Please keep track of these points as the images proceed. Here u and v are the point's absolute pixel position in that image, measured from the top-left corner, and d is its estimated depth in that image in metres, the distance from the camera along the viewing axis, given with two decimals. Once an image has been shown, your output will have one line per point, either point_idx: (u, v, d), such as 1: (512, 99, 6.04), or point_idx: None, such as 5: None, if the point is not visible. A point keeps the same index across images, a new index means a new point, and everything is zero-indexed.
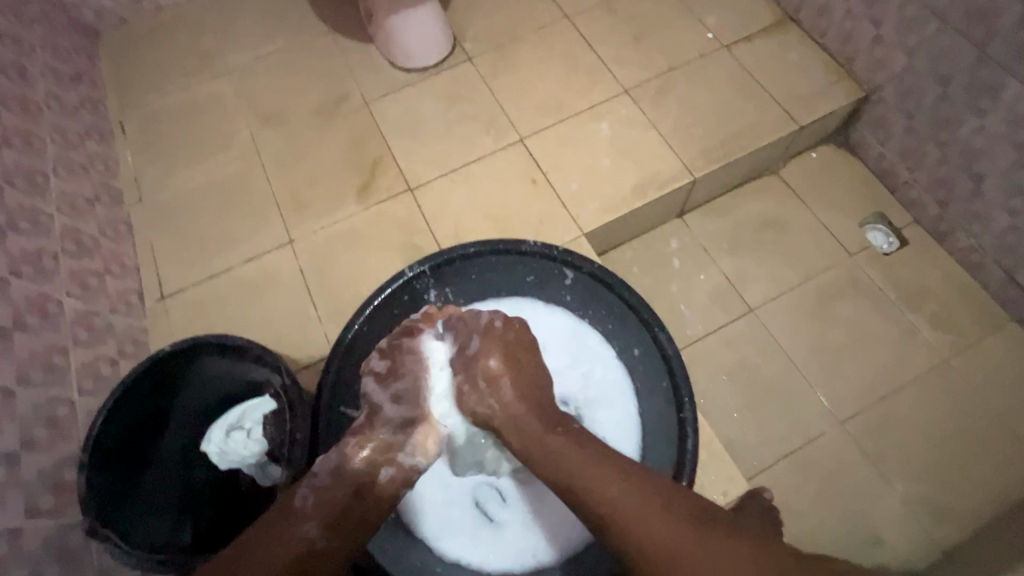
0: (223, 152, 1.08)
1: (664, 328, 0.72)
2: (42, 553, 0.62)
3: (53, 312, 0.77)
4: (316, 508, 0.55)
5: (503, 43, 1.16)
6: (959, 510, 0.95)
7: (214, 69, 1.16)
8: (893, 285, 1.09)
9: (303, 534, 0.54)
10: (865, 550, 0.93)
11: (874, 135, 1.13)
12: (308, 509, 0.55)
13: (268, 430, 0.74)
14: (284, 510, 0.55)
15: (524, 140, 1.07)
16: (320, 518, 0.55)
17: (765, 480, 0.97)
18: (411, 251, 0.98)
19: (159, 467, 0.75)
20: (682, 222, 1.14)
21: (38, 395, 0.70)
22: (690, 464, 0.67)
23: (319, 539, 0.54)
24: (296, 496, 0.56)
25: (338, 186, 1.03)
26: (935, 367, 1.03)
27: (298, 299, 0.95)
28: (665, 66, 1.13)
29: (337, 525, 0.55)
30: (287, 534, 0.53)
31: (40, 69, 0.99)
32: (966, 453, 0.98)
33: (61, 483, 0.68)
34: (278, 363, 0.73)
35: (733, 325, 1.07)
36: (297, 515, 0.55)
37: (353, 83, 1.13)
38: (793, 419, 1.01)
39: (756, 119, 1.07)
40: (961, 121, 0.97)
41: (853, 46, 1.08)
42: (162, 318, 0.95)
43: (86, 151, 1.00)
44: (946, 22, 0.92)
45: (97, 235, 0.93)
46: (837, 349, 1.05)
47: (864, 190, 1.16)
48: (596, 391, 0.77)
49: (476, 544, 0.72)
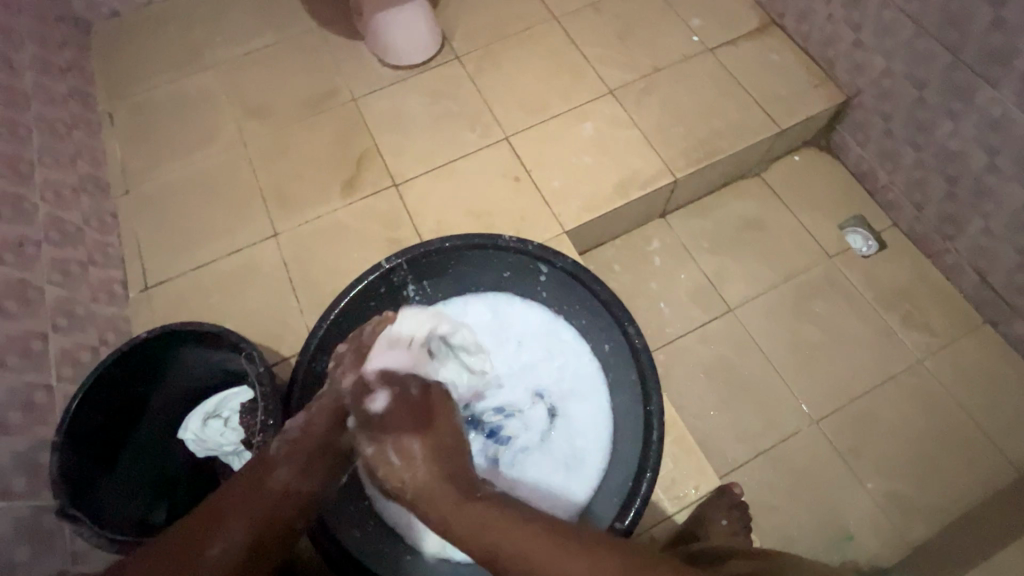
0: (209, 146, 1.08)
1: (634, 323, 0.71)
2: (14, 534, 0.63)
3: (33, 298, 0.78)
4: (287, 457, 0.60)
5: (490, 42, 1.17)
6: (930, 508, 0.96)
7: (203, 63, 1.17)
8: (869, 286, 1.10)
9: (279, 481, 0.59)
10: (836, 546, 0.94)
11: (854, 138, 1.15)
12: (283, 458, 0.60)
13: (244, 419, 0.76)
14: (263, 463, 0.60)
15: (508, 138, 1.08)
16: (291, 465, 0.60)
17: (740, 477, 0.98)
18: (393, 245, 0.99)
19: (133, 452, 0.76)
20: (664, 222, 1.16)
21: (15, 379, 0.71)
22: (654, 458, 0.65)
23: (292, 481, 0.59)
24: (272, 446, 0.62)
25: (322, 180, 1.05)
26: (910, 367, 1.05)
27: (281, 291, 0.96)
28: (650, 68, 1.14)
29: (307, 470, 0.61)
30: (262, 479, 0.59)
31: (28, 59, 1.00)
32: (936, 452, 1.00)
33: (36, 466, 0.69)
34: (252, 352, 0.74)
35: (712, 323, 1.08)
36: (271, 466, 0.60)
37: (341, 79, 1.14)
38: (768, 416, 1.02)
39: (737, 121, 1.09)
40: (936, 125, 0.98)
41: (834, 50, 1.10)
42: (144, 307, 0.95)
43: (72, 141, 1.01)
44: (922, 27, 0.94)
45: (81, 225, 0.94)
46: (813, 348, 1.07)
47: (844, 192, 1.18)
48: (571, 384, 0.79)
49: (446, 535, 0.73)
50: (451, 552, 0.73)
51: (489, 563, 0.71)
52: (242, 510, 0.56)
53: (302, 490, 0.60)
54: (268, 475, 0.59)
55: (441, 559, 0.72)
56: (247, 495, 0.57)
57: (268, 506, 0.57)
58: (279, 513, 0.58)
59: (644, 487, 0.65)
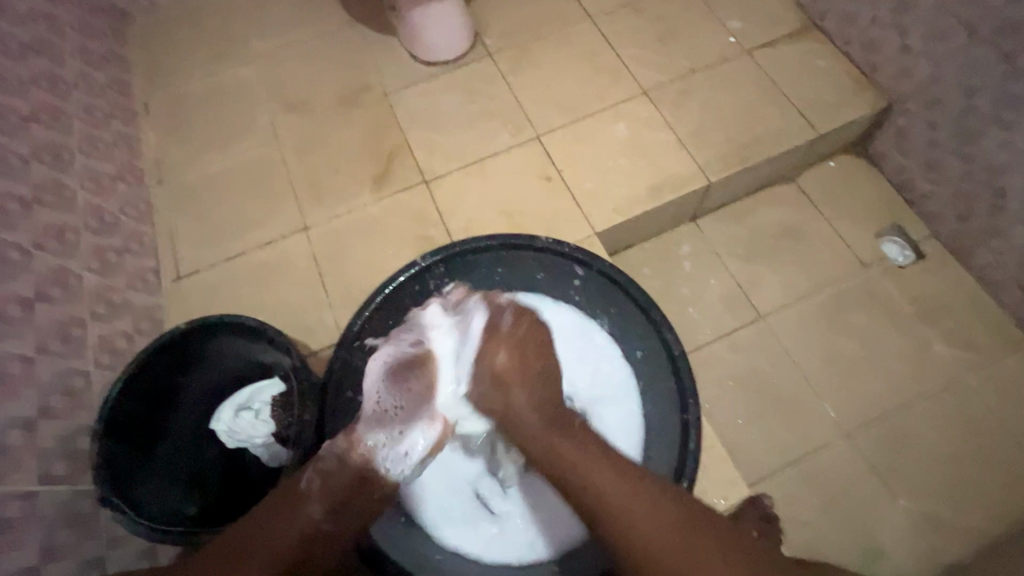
0: (243, 137, 1.09)
1: (673, 330, 0.73)
2: (56, 519, 0.64)
3: (73, 285, 0.79)
4: (320, 492, 0.58)
5: (524, 39, 1.16)
6: (963, 527, 0.94)
7: (238, 56, 1.17)
8: (907, 298, 1.08)
9: (308, 518, 0.58)
10: (865, 563, 0.93)
11: (895, 146, 1.12)
12: (312, 493, 0.58)
13: (276, 412, 0.76)
14: (292, 494, 0.59)
15: (541, 137, 1.07)
16: (324, 501, 0.58)
17: (768, 488, 0.97)
18: (424, 242, 0.99)
19: (170, 442, 0.77)
20: (695, 226, 1.14)
21: (57, 365, 0.72)
22: (692, 464, 0.68)
23: (322, 521, 0.58)
24: (302, 478, 0.59)
25: (355, 175, 1.05)
26: (948, 383, 1.02)
27: (312, 285, 0.96)
28: (686, 69, 1.12)
29: (339, 510, 0.59)
30: (288, 517, 0.57)
31: (71, 48, 1.02)
32: (973, 470, 0.97)
33: (76, 452, 0.70)
34: (288, 345, 0.74)
35: (743, 331, 1.07)
36: (301, 498, 0.58)
37: (374, 75, 1.14)
38: (798, 427, 1.00)
39: (776, 126, 1.07)
40: (985, 135, 0.96)
41: (878, 55, 1.07)
42: (178, 296, 0.96)
43: (111, 130, 1.02)
44: (975, 33, 0.91)
45: (118, 213, 0.95)
46: (847, 360, 1.04)
47: (882, 201, 1.15)
48: (602, 390, 0.76)
49: (475, 535, 0.72)
50: (481, 554, 0.71)
51: (521, 567, 0.70)
52: (262, 550, 0.56)
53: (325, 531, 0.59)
54: (297, 509, 0.58)
55: (472, 560, 0.71)
56: (270, 530, 0.57)
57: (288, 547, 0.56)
58: (307, 547, 0.58)
59: None
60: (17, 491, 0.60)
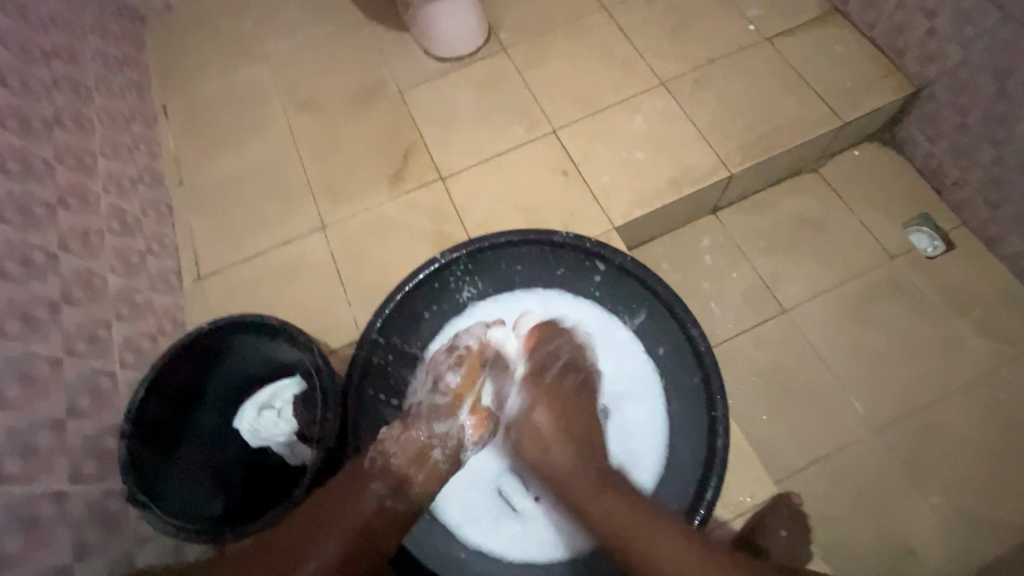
0: (259, 138, 1.10)
1: (698, 325, 0.72)
2: (86, 517, 0.65)
3: (98, 287, 0.80)
4: (382, 471, 0.62)
5: (539, 33, 1.15)
6: (998, 525, 0.91)
7: (253, 57, 1.18)
8: (936, 290, 1.05)
9: (371, 496, 0.60)
10: (896, 562, 0.90)
11: (922, 133, 1.09)
12: (376, 472, 0.62)
13: (298, 412, 0.76)
14: (354, 472, 0.62)
15: (557, 131, 1.06)
16: (387, 478, 0.62)
17: (795, 485, 0.95)
18: (441, 239, 0.99)
19: (195, 440, 0.78)
20: (715, 219, 1.12)
21: (85, 366, 0.73)
22: (721, 460, 0.67)
23: (385, 495, 0.61)
24: (365, 458, 0.63)
25: (370, 174, 1.04)
26: (980, 376, 0.99)
27: (330, 284, 0.96)
28: (704, 59, 1.10)
29: (398, 488, 0.62)
30: (356, 498, 0.60)
31: (90, 52, 1.03)
32: (1008, 467, 0.94)
33: (103, 451, 0.71)
34: (310, 344, 0.74)
35: (766, 325, 1.04)
36: (363, 476, 0.62)
37: (389, 72, 1.13)
38: (825, 424, 0.98)
39: (797, 115, 1.04)
40: (1019, 120, 0.92)
41: (904, 39, 1.04)
42: (199, 297, 0.97)
43: (130, 133, 1.03)
44: (1008, 14, 0.88)
45: (139, 215, 0.96)
46: (873, 354, 1.02)
47: (909, 190, 1.12)
48: (625, 385, 0.75)
49: (499, 532, 0.71)
50: (505, 552, 0.70)
51: (545, 565, 0.69)
52: (331, 528, 0.58)
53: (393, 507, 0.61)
54: (363, 484, 0.61)
55: (496, 559, 0.70)
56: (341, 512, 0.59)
57: (355, 522, 0.59)
58: (370, 533, 0.60)
59: (710, 492, 0.67)
60: (49, 491, 0.61)
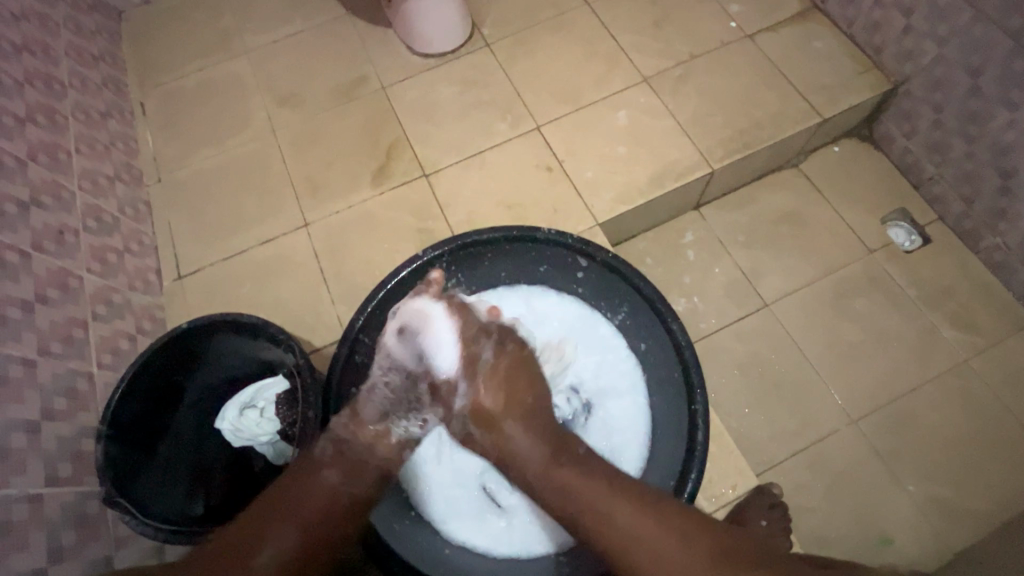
0: (239, 134, 1.08)
1: (678, 319, 0.71)
2: (62, 520, 0.64)
3: (74, 286, 0.79)
4: (335, 458, 0.60)
5: (522, 28, 1.15)
6: (972, 512, 0.94)
7: (233, 52, 1.16)
8: (913, 283, 1.07)
9: (326, 483, 0.59)
10: (873, 550, 0.92)
11: (899, 129, 1.10)
12: (327, 460, 0.60)
13: (280, 410, 0.76)
14: (306, 464, 0.60)
15: (541, 127, 1.06)
16: (340, 465, 0.60)
17: (776, 476, 0.96)
18: (425, 236, 0.98)
19: (173, 441, 0.77)
20: (698, 214, 1.13)
21: (59, 367, 0.72)
22: (700, 456, 0.66)
23: (341, 482, 0.59)
24: (315, 448, 0.61)
25: (352, 170, 1.04)
26: (955, 367, 1.01)
27: (313, 282, 0.96)
28: (686, 55, 1.11)
29: (353, 472, 0.60)
30: (311, 480, 0.58)
31: (64, 47, 1.01)
32: (981, 454, 0.96)
33: (80, 453, 0.70)
34: (291, 343, 0.74)
35: (747, 319, 1.06)
36: (316, 466, 0.60)
37: (371, 67, 1.12)
38: (805, 415, 1.00)
39: (777, 110, 1.05)
40: (991, 116, 0.94)
41: (881, 36, 1.05)
42: (178, 295, 0.96)
43: (107, 130, 1.01)
44: (980, 11, 0.89)
45: (117, 213, 0.94)
46: (852, 346, 1.04)
47: (887, 185, 1.14)
48: (606, 381, 0.76)
49: (481, 528, 0.71)
50: (489, 548, 0.71)
51: (529, 560, 0.69)
52: (289, 516, 0.55)
53: (348, 492, 0.59)
54: (314, 474, 0.59)
55: (480, 554, 0.70)
56: (296, 501, 0.57)
57: (312, 509, 0.57)
58: (329, 519, 0.57)
59: (690, 485, 0.66)
60: (23, 494, 0.60)
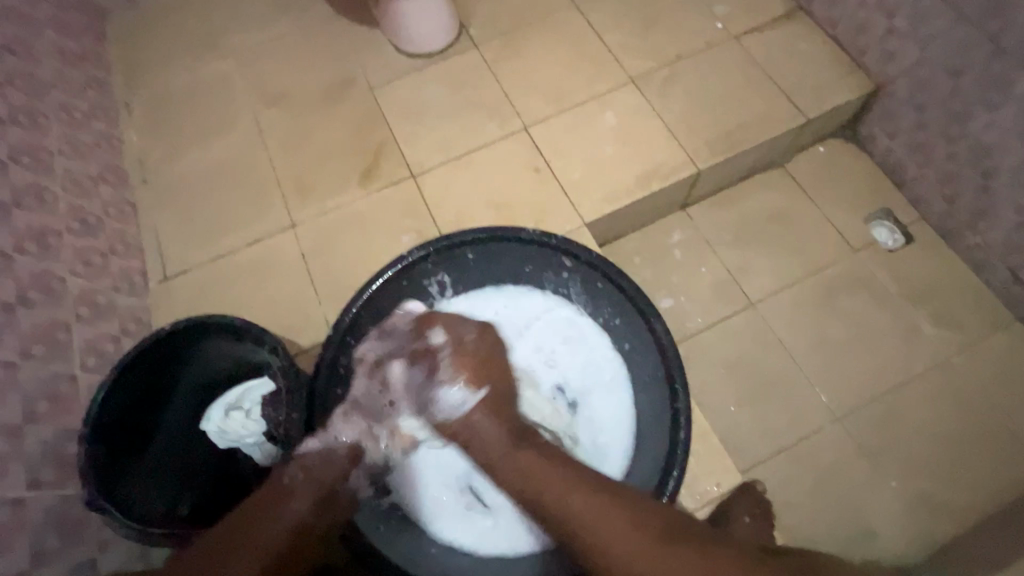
0: (226, 134, 1.08)
1: (662, 320, 0.70)
2: (44, 523, 0.64)
3: (57, 288, 0.79)
4: (305, 486, 0.61)
5: (509, 28, 1.15)
6: (954, 508, 0.95)
7: (219, 52, 1.16)
8: (896, 282, 1.08)
9: (294, 512, 0.60)
10: (857, 546, 0.94)
11: (882, 129, 1.12)
12: (297, 488, 0.61)
13: (266, 410, 0.76)
14: (275, 493, 0.61)
15: (529, 128, 1.06)
16: (309, 496, 0.61)
17: (761, 473, 0.97)
18: (413, 237, 0.98)
19: (158, 444, 0.77)
20: (685, 214, 1.14)
21: (41, 369, 0.71)
22: (681, 456, 0.65)
23: (306, 513, 0.60)
24: (284, 476, 0.62)
25: (339, 171, 1.04)
26: (937, 364, 1.03)
27: (300, 283, 0.96)
28: (673, 56, 1.11)
29: (322, 507, 0.61)
30: (278, 507, 0.60)
31: (47, 47, 1.00)
32: (963, 452, 0.98)
33: (63, 456, 0.70)
34: (274, 344, 0.74)
35: (733, 318, 1.07)
36: (285, 495, 0.61)
37: (358, 68, 1.12)
38: (790, 413, 1.01)
39: (763, 111, 1.06)
40: (971, 116, 0.96)
41: (864, 38, 1.06)
42: (165, 297, 0.95)
43: (91, 130, 1.01)
44: (961, 14, 0.91)
45: (101, 214, 0.94)
46: (836, 344, 1.05)
47: (871, 185, 1.15)
48: (592, 378, 0.78)
49: (470, 526, 0.72)
50: (476, 545, 0.71)
51: (516, 557, 0.70)
52: (251, 543, 0.57)
53: (312, 524, 0.60)
54: (284, 503, 0.60)
55: (467, 552, 0.71)
56: (260, 528, 0.58)
57: (276, 540, 0.58)
58: (291, 547, 0.59)
59: (671, 483, 0.65)
60: (6, 498, 0.60)
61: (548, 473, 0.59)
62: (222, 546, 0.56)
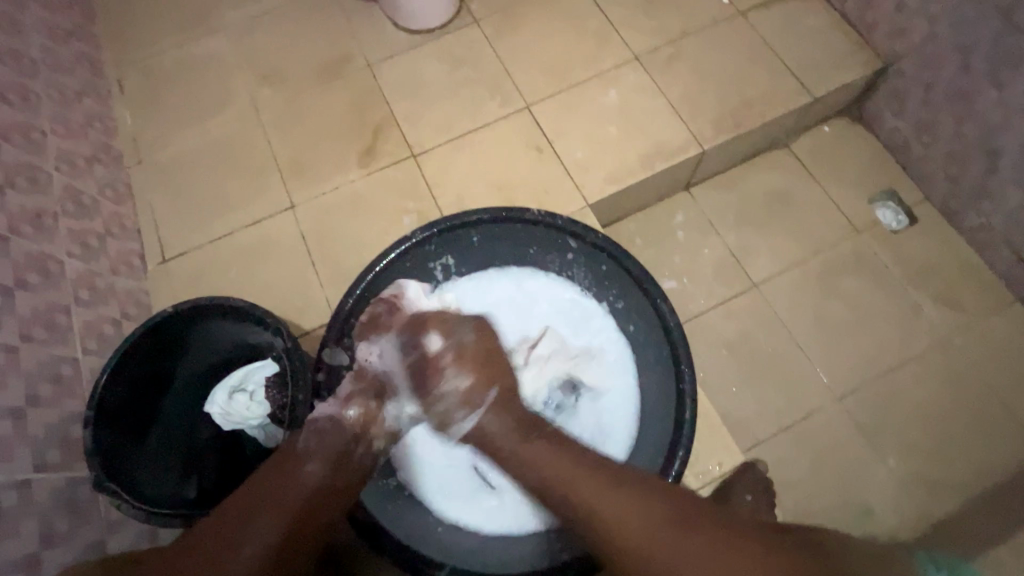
0: (221, 113, 1.06)
1: (667, 300, 0.72)
2: (51, 505, 0.64)
3: (54, 271, 0.77)
4: (319, 449, 0.61)
5: (510, 3, 1.12)
6: (950, 485, 0.97)
7: (211, 28, 1.12)
8: (898, 263, 1.08)
9: (310, 476, 0.59)
10: (855, 522, 0.95)
11: (889, 108, 1.10)
12: (310, 452, 0.61)
13: (271, 393, 0.75)
14: (288, 457, 0.60)
15: (530, 106, 1.04)
16: (324, 458, 0.61)
17: (761, 453, 0.98)
18: (413, 218, 0.97)
19: (163, 425, 0.77)
20: (688, 194, 1.13)
21: (42, 352, 0.71)
22: (687, 434, 0.67)
23: (323, 476, 0.60)
24: (298, 440, 0.62)
25: (338, 151, 1.02)
26: (937, 344, 1.03)
27: (301, 265, 0.95)
28: (678, 32, 1.09)
29: (337, 467, 0.61)
30: (293, 468, 0.59)
31: (33, 21, 0.97)
32: (960, 431, 0.99)
33: (68, 439, 0.70)
34: (279, 326, 0.74)
35: (735, 299, 1.07)
36: (301, 458, 0.60)
37: (356, 44, 1.10)
38: (790, 393, 1.01)
39: (769, 89, 1.04)
40: (980, 94, 0.95)
41: (873, 14, 1.04)
42: (163, 280, 0.94)
43: (82, 109, 0.98)
44: None
45: (96, 195, 0.92)
46: (837, 325, 1.05)
47: (875, 165, 1.14)
48: (596, 360, 0.77)
49: (476, 507, 0.72)
50: (481, 525, 0.72)
51: (521, 537, 0.71)
52: (268, 506, 0.56)
53: (332, 484, 0.60)
54: (300, 466, 0.60)
55: (472, 532, 0.71)
56: (276, 492, 0.57)
57: (296, 501, 0.57)
58: (310, 505, 0.58)
59: (677, 464, 0.67)
60: (12, 480, 0.60)
61: (560, 456, 0.60)
62: (238, 513, 0.56)
